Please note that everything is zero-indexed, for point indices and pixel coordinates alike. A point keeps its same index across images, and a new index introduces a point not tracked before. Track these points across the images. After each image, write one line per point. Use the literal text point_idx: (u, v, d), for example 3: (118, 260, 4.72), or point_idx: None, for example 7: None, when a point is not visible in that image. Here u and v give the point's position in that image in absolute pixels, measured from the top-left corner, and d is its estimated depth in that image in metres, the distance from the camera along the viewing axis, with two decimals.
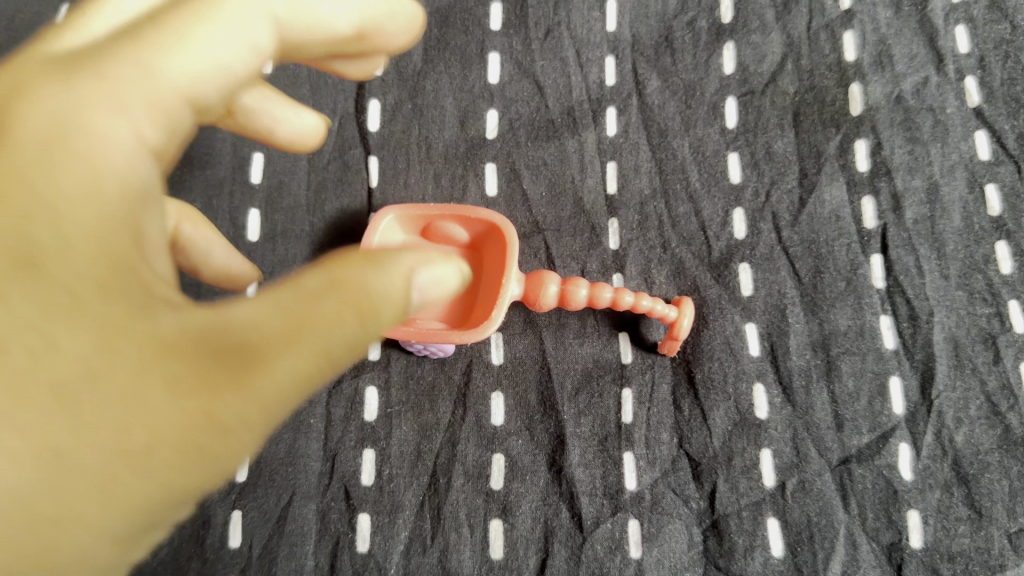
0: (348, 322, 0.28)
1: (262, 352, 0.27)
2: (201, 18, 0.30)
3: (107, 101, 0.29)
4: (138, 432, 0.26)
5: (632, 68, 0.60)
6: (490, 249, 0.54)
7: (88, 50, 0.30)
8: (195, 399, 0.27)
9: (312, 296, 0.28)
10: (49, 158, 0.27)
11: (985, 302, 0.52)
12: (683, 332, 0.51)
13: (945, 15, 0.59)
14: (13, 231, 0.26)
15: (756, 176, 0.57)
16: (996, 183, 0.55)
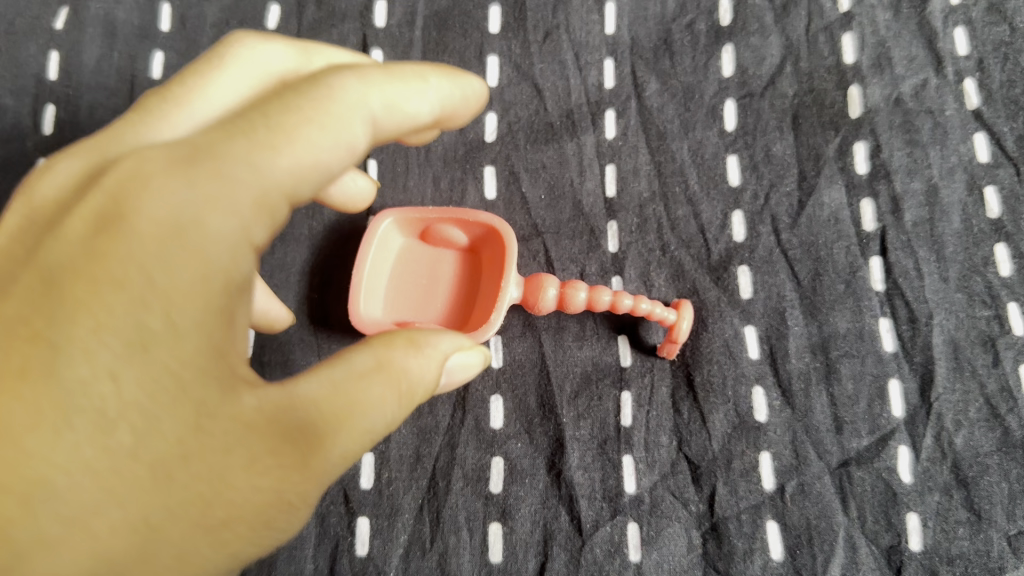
0: (390, 402, 0.32)
1: (324, 436, 0.31)
2: (312, 120, 0.32)
3: (218, 202, 0.30)
4: (217, 510, 0.30)
5: (631, 71, 0.61)
6: (488, 251, 0.54)
7: (194, 141, 0.31)
8: (269, 480, 0.31)
9: (362, 377, 0.32)
10: (165, 253, 0.29)
11: (984, 304, 0.52)
12: (682, 334, 0.51)
13: (944, 17, 0.59)
14: (128, 319, 0.29)
15: (755, 179, 0.57)
16: (996, 185, 0.55)
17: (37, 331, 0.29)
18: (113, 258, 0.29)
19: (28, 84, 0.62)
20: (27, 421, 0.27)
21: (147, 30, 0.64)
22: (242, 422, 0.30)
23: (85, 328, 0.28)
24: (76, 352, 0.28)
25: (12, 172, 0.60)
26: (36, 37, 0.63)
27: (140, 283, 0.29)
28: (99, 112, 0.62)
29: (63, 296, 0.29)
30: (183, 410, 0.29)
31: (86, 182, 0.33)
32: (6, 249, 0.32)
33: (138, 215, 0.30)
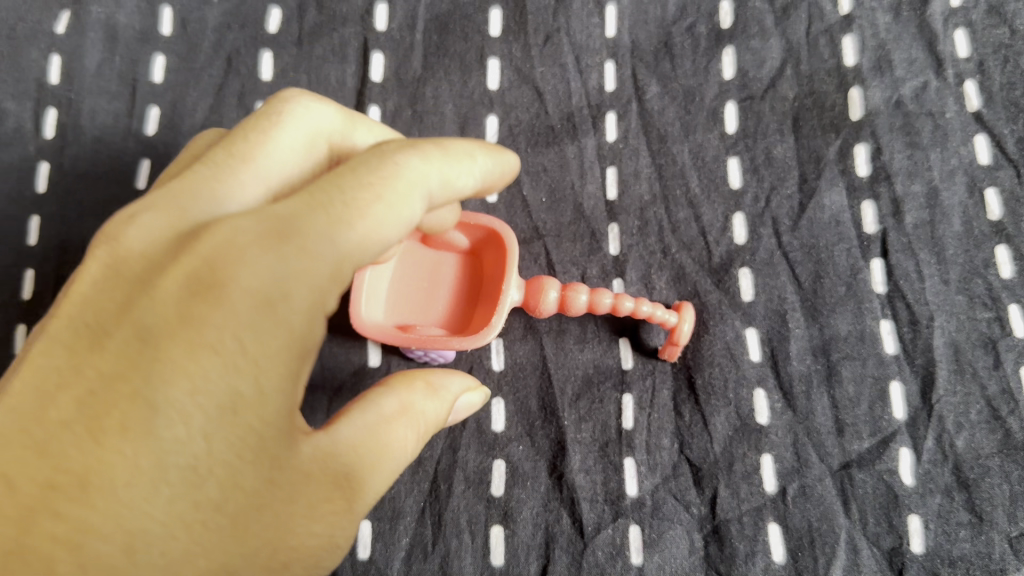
0: (410, 443, 0.37)
1: (361, 479, 0.36)
2: (383, 197, 0.34)
3: (304, 277, 0.32)
4: (280, 554, 0.34)
5: (632, 74, 0.61)
6: (489, 257, 0.54)
7: (276, 212, 0.33)
8: (323, 523, 0.35)
9: (390, 422, 0.37)
10: (259, 324, 0.31)
11: (985, 306, 0.52)
12: (683, 336, 0.51)
13: (944, 19, 0.59)
14: (223, 386, 0.31)
15: (756, 181, 0.57)
16: (996, 188, 0.55)
17: (134, 391, 0.30)
18: (207, 325, 0.31)
19: (30, 88, 0.62)
20: (131, 479, 0.30)
21: (148, 33, 0.64)
22: (303, 472, 0.34)
23: (181, 392, 0.30)
24: (172, 415, 0.30)
25: (13, 175, 0.60)
26: (37, 41, 0.63)
27: (235, 353, 0.31)
28: (100, 115, 0.62)
29: (159, 357, 0.30)
30: (261, 466, 0.32)
31: (167, 235, 0.34)
32: (90, 296, 0.33)
33: (233, 286, 0.31)
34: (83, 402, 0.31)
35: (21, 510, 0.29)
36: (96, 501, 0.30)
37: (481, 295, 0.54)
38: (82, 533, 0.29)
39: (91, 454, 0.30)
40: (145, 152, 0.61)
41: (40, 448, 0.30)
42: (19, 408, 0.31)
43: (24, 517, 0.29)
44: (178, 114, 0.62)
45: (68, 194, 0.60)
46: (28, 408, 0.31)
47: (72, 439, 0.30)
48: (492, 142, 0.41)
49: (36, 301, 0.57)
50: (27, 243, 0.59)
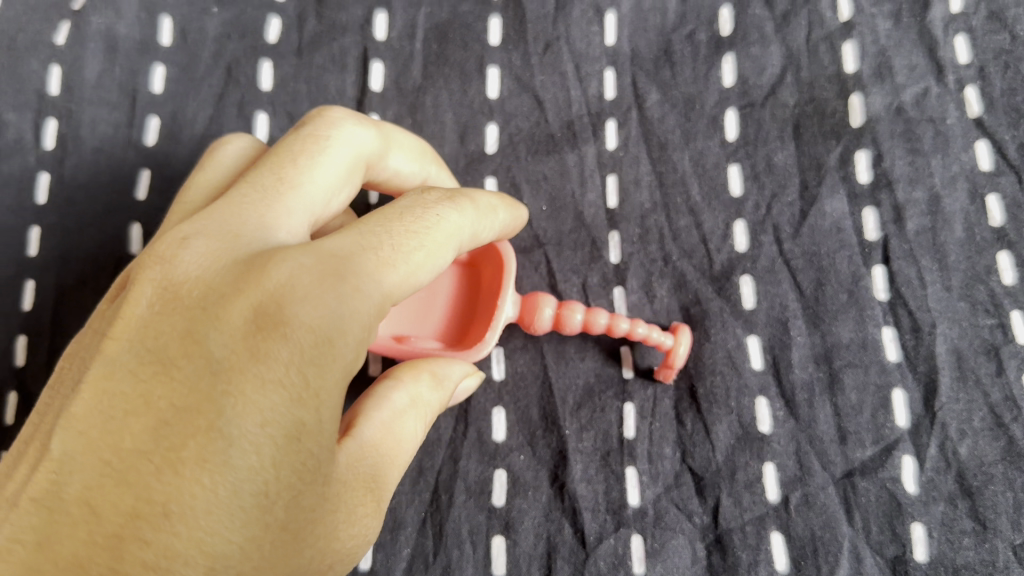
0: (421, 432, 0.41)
1: (384, 476, 0.39)
2: (422, 246, 0.39)
3: (357, 317, 0.36)
4: (330, 557, 0.37)
5: (632, 82, 0.61)
6: (485, 269, 0.54)
7: (333, 254, 0.37)
8: (360, 525, 0.38)
9: (402, 413, 0.40)
10: (319, 359, 0.35)
11: (987, 313, 0.52)
12: (681, 356, 0.51)
13: (944, 25, 0.59)
14: (288, 415, 0.34)
15: (757, 189, 0.57)
16: (998, 194, 0.54)
17: (206, 424, 0.33)
18: (274, 360, 0.34)
19: (30, 99, 0.63)
20: (209, 507, 0.33)
21: (148, 43, 0.64)
22: (342, 481, 0.37)
23: (251, 422, 0.33)
24: (245, 447, 0.33)
25: (13, 186, 0.61)
26: (38, 52, 0.64)
27: (298, 386, 0.34)
28: (100, 126, 0.62)
29: (232, 392, 0.34)
30: (318, 484, 0.35)
31: (221, 265, 0.37)
32: (149, 322, 0.36)
33: (296, 324, 0.35)
34: (157, 432, 0.33)
35: (108, 539, 0.32)
36: (177, 528, 0.32)
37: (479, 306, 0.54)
38: (166, 559, 0.32)
39: (169, 484, 0.32)
40: (145, 162, 0.61)
41: (119, 477, 0.33)
42: (94, 436, 0.34)
43: (112, 544, 0.32)
44: (178, 124, 0.62)
45: (68, 205, 0.60)
46: (100, 437, 0.34)
47: (150, 470, 0.33)
48: (507, 199, 0.49)
49: (35, 311, 0.57)
50: (26, 254, 0.59)
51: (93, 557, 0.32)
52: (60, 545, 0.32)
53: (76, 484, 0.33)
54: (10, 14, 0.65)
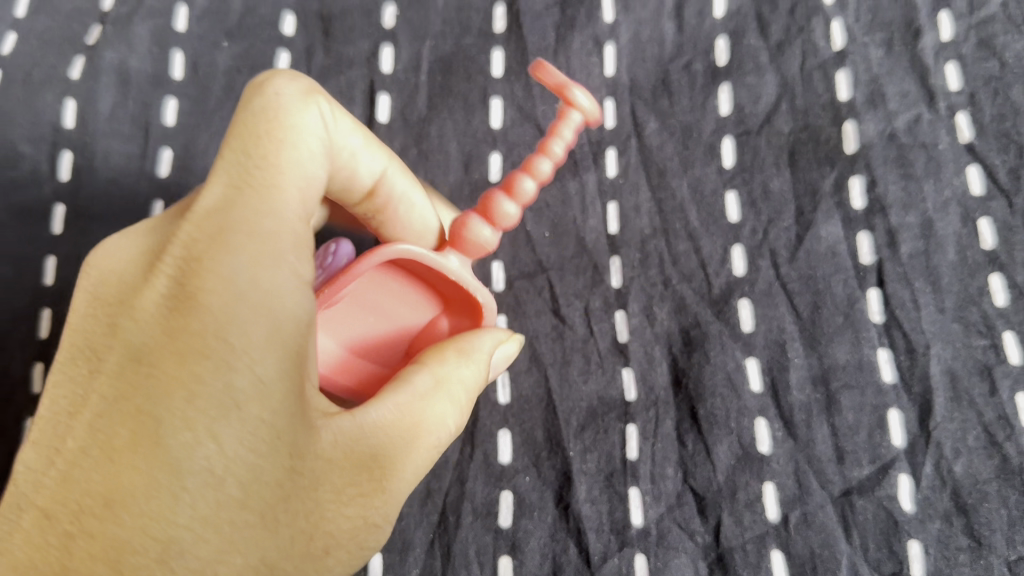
0: (449, 415, 0.45)
1: (398, 457, 0.43)
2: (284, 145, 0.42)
3: (261, 265, 0.39)
4: (319, 537, 0.41)
5: (631, 111, 0.62)
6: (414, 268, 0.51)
7: (224, 205, 0.40)
8: (354, 504, 0.42)
9: (424, 396, 0.45)
10: (236, 323, 0.38)
11: (980, 334, 0.53)
12: (598, 117, 0.50)
13: (935, 53, 0.60)
14: (217, 387, 0.38)
15: (754, 215, 0.58)
16: (989, 217, 0.56)
17: (140, 408, 0.38)
18: (190, 335, 0.38)
19: (45, 132, 0.64)
20: (149, 490, 0.36)
21: (160, 77, 0.66)
22: (326, 457, 0.41)
23: (181, 401, 0.37)
24: (177, 425, 0.37)
25: (27, 217, 0.62)
26: (53, 86, 0.66)
27: (220, 354, 0.38)
28: (114, 158, 0.64)
29: (155, 374, 0.38)
30: (279, 457, 0.39)
31: (142, 263, 0.42)
32: (87, 327, 0.41)
33: (204, 299, 0.38)
34: (100, 424, 0.38)
35: (69, 531, 0.37)
36: (124, 514, 0.36)
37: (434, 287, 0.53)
38: (118, 546, 0.36)
39: (112, 472, 0.37)
40: (158, 193, 0.63)
41: (72, 470, 0.38)
42: (56, 435, 0.39)
43: (71, 535, 0.37)
44: (189, 156, 0.64)
45: (82, 235, 0.62)
46: (58, 436, 0.39)
47: (96, 462, 0.37)
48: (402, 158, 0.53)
49: (51, 339, 0.59)
50: (42, 283, 0.61)
51: (59, 547, 0.37)
52: (36, 540, 0.37)
53: (44, 484, 0.38)
54: (28, 51, 0.67)
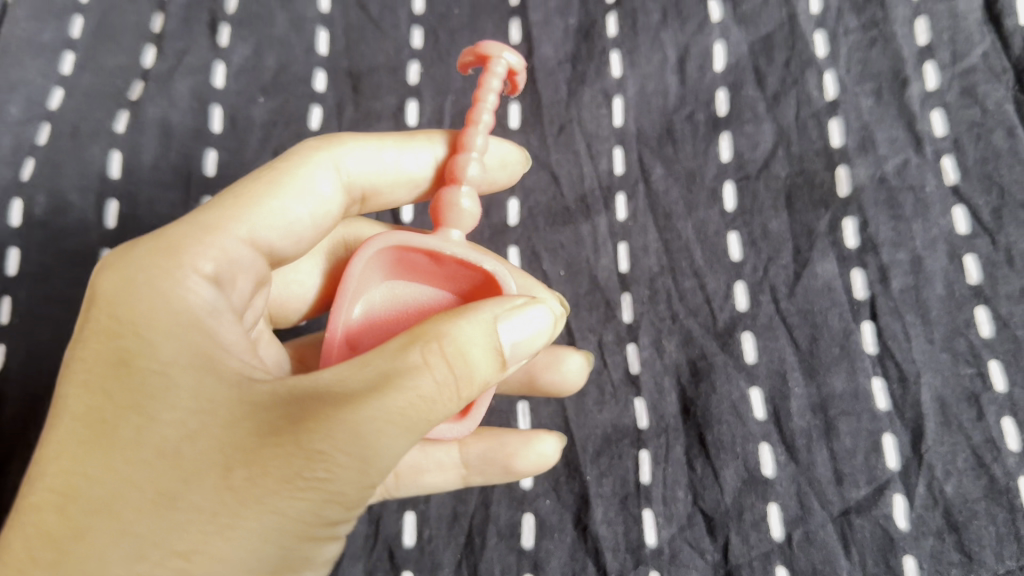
0: (426, 361, 0.41)
1: (362, 399, 0.40)
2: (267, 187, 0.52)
3: (157, 247, 0.45)
4: (238, 476, 0.39)
5: (638, 158, 0.68)
6: (409, 258, 0.53)
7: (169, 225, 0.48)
8: (301, 451, 0.40)
9: (402, 349, 0.41)
10: (125, 292, 0.44)
11: (967, 363, 0.57)
12: (519, 65, 0.56)
13: (921, 101, 0.65)
14: (113, 349, 0.42)
15: (754, 253, 0.63)
16: (974, 254, 0.60)
17: (60, 393, 0.43)
18: (94, 319, 0.44)
19: (92, 181, 0.69)
20: (61, 449, 0.40)
21: (200, 130, 0.71)
22: (251, 404, 0.41)
23: (87, 373, 0.42)
24: (81, 393, 0.42)
25: (77, 262, 0.67)
26: (100, 139, 0.71)
27: (114, 323, 0.43)
28: (158, 205, 0.69)
29: (73, 363, 0.43)
30: (183, 404, 0.41)
31: None
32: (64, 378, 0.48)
33: (101, 285, 0.45)
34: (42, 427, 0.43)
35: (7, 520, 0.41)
36: (39, 477, 0.40)
37: (444, 281, 0.55)
38: (35, 507, 0.39)
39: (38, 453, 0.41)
40: None
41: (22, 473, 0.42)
42: None
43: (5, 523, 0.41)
44: None
45: None
46: None
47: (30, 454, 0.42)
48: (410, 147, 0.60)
49: None
50: None
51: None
52: None
53: None
54: (75, 105, 0.72)
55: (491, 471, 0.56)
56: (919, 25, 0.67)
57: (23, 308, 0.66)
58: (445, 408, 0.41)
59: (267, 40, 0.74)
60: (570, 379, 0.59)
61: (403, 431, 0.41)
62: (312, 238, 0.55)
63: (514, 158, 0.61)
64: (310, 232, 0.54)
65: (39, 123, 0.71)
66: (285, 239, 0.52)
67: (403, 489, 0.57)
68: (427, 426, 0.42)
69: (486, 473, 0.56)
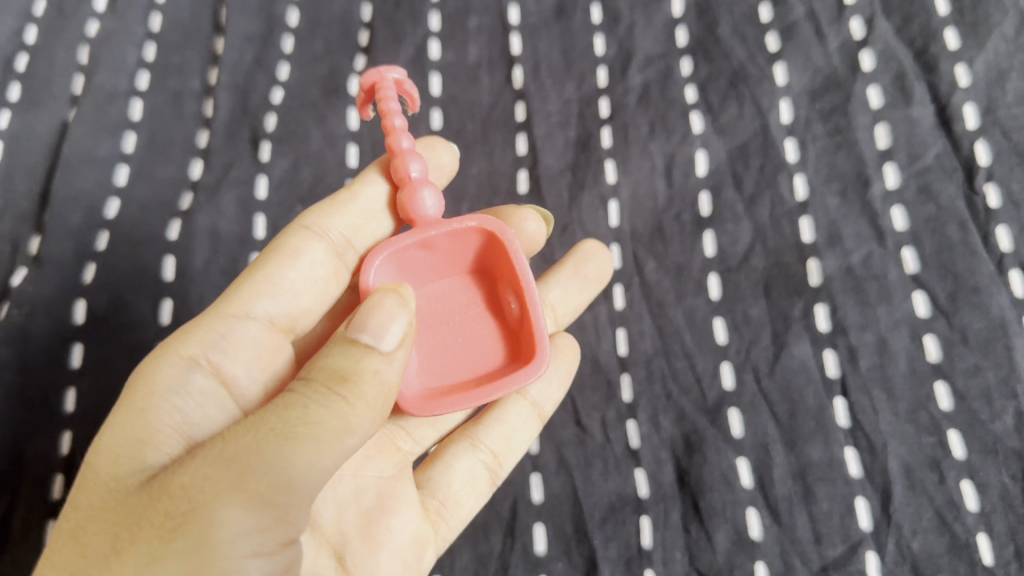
0: (299, 394, 0.49)
1: (240, 437, 0.47)
2: (251, 270, 0.65)
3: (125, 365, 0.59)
4: (128, 535, 0.46)
5: (633, 254, 0.77)
6: (409, 257, 0.65)
7: None
8: (181, 493, 0.46)
9: (284, 396, 0.49)
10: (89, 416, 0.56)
11: (930, 432, 0.64)
12: (398, 72, 0.68)
13: (882, 199, 0.74)
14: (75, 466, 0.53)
15: (738, 337, 0.71)
16: (933, 334, 0.68)
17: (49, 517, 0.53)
18: None
19: (148, 283, 0.78)
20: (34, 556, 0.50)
21: (245, 236, 0.81)
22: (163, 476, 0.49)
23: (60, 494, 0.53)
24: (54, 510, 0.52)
25: (134, 356, 0.75)
26: (155, 244, 0.80)
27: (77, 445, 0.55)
28: (206, 303, 0.78)
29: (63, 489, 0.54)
30: (110, 488, 0.50)
31: None
32: None
33: None
34: None
35: None
36: None
37: (449, 257, 0.67)
38: None
39: None
40: None
41: None
42: None
43: None
44: None
45: None
46: None
47: None
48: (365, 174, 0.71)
49: None
50: None
51: None
52: None
53: None
54: (130, 214, 0.81)
55: (548, 390, 0.70)
56: (879, 131, 0.77)
57: (86, 399, 0.74)
58: (312, 420, 0.47)
59: (303, 155, 0.84)
60: (601, 259, 0.74)
61: (269, 448, 0.46)
62: (309, 300, 0.67)
63: (442, 147, 0.73)
64: (302, 297, 0.66)
65: (98, 232, 0.80)
66: (275, 308, 0.64)
67: (508, 459, 0.69)
68: (303, 433, 0.47)
69: (549, 394, 0.70)
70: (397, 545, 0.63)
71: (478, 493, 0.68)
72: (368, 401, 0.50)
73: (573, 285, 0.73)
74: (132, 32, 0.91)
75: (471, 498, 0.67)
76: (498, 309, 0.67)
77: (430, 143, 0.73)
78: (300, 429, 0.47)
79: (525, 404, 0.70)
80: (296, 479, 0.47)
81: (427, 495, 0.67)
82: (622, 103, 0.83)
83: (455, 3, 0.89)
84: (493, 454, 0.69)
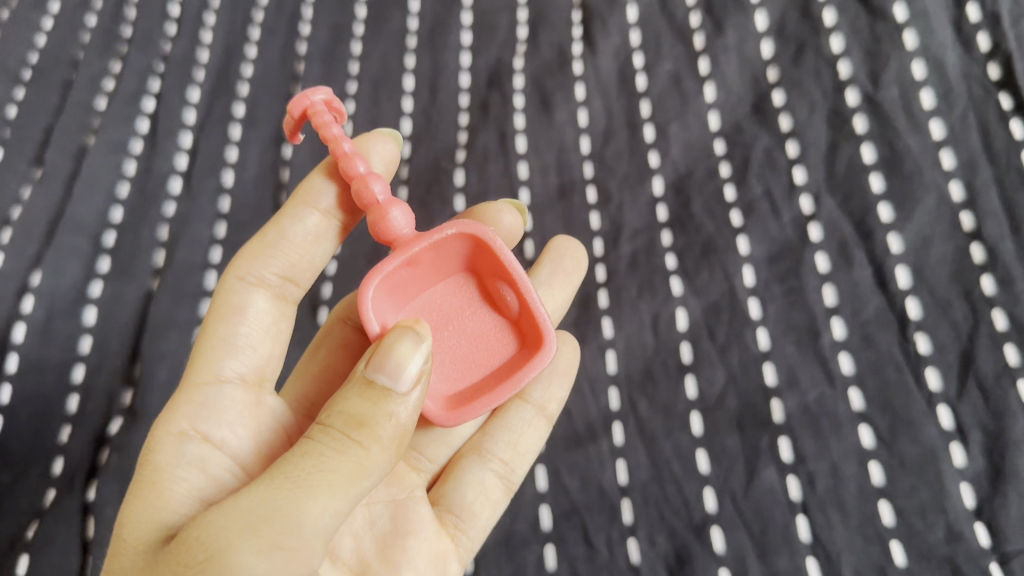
0: (313, 449, 0.61)
1: (250, 491, 0.60)
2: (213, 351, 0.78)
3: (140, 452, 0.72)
4: None
5: (629, 396, 0.92)
6: (404, 278, 0.81)
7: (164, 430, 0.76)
8: (197, 546, 0.58)
9: (300, 451, 0.62)
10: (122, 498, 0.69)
11: (875, 542, 0.80)
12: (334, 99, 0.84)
13: (831, 347, 0.90)
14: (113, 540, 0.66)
15: (717, 466, 0.86)
16: (877, 461, 0.83)
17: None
18: None
19: None
20: None
21: None
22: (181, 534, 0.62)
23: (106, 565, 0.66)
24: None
25: None
26: None
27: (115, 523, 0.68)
28: None
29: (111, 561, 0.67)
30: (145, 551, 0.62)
31: None
32: None
33: None
34: None
35: None
36: None
37: (434, 269, 0.83)
38: None
39: None
40: None
41: None
42: None
43: None
44: None
45: None
46: None
47: None
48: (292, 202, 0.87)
49: None
50: None
51: None
52: None
53: None
54: None
55: (550, 391, 0.92)
56: (827, 290, 0.93)
57: None
58: (325, 469, 0.60)
59: None
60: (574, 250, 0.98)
61: (283, 499, 0.58)
62: (266, 348, 0.82)
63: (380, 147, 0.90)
64: (252, 351, 0.81)
65: None
66: (239, 367, 0.79)
67: (516, 465, 0.89)
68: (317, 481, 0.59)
69: (552, 397, 0.91)
70: (418, 561, 0.80)
71: (493, 499, 0.87)
72: (381, 444, 0.63)
73: (558, 274, 0.97)
74: (204, 211, 1.09)
75: (484, 508, 0.87)
76: (495, 304, 0.85)
77: (367, 147, 0.90)
78: (315, 476, 0.59)
79: (529, 408, 0.91)
80: (304, 524, 0.58)
81: (446, 513, 0.86)
82: (614, 269, 1.01)
83: (475, 187, 1.09)
84: (502, 462, 0.90)
